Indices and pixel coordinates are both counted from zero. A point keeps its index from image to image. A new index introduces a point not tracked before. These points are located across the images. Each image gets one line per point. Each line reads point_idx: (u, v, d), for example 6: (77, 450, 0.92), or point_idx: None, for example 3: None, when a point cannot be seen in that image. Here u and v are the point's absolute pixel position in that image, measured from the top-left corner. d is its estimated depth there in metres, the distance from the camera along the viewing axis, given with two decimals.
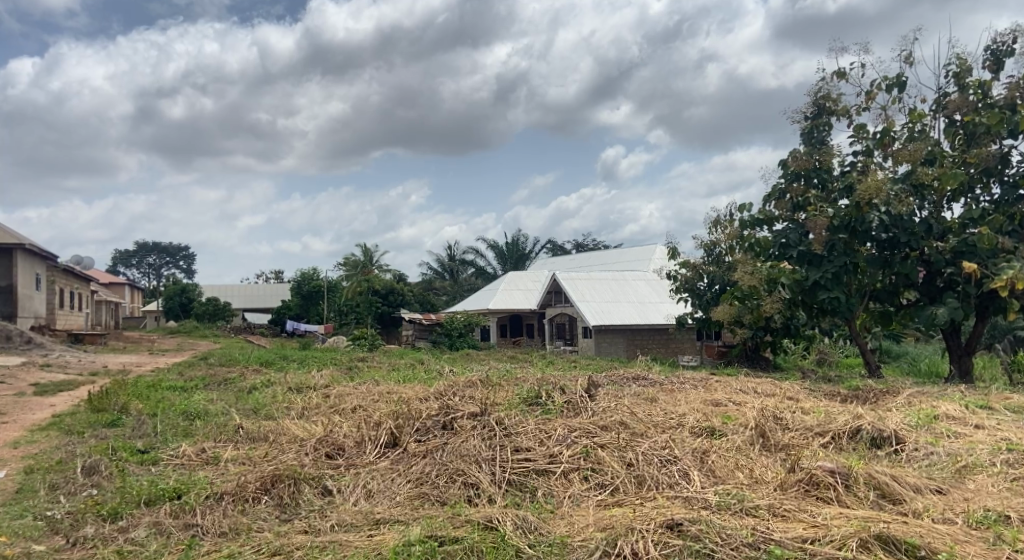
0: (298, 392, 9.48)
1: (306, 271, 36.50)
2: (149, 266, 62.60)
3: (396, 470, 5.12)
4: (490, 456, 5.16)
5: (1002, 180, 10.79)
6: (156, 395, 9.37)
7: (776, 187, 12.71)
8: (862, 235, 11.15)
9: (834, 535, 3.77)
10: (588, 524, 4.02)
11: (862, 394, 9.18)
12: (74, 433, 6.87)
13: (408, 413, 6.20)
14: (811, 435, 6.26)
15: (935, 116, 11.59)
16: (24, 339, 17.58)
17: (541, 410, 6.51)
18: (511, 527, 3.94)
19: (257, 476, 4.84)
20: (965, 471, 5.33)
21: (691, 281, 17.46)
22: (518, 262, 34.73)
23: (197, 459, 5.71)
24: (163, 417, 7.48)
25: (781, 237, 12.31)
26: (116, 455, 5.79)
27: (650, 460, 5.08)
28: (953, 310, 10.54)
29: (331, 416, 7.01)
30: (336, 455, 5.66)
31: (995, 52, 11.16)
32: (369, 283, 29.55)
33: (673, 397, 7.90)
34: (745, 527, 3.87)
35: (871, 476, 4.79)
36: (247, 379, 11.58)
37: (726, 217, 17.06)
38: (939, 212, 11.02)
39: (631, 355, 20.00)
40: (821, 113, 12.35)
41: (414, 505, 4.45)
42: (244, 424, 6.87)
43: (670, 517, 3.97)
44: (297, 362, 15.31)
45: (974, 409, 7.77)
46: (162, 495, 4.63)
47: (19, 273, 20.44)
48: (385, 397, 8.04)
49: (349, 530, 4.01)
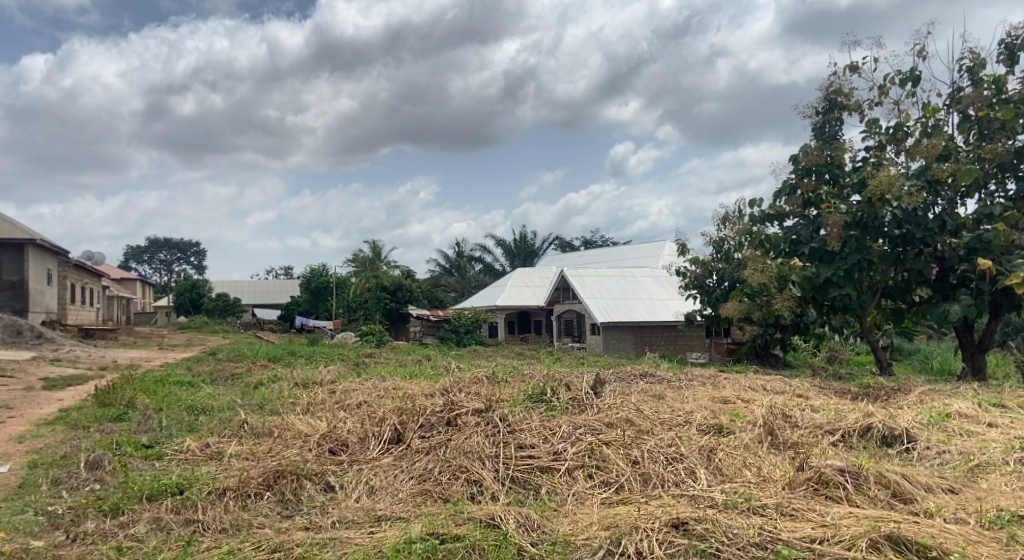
0: (305, 387, 9.47)
1: (315, 267, 36.52)
2: (161, 262, 63.10)
3: (399, 466, 5.09)
4: (493, 452, 5.12)
5: (1017, 176, 10.63)
6: (163, 390, 9.36)
7: (786, 183, 12.59)
8: (874, 231, 11.01)
9: (843, 535, 3.70)
10: (591, 523, 3.96)
11: (873, 392, 9.06)
12: (79, 427, 6.85)
13: (413, 409, 6.16)
14: (821, 433, 6.18)
15: (948, 111, 11.42)
16: (34, 335, 17.67)
17: (546, 407, 6.48)
18: (513, 525, 3.88)
19: (260, 472, 4.82)
20: (978, 471, 5.23)
21: (701, 278, 17.34)
22: (526, 258, 34.76)
23: (201, 455, 5.68)
24: (168, 412, 7.44)
25: (792, 233, 12.10)
26: (120, 450, 5.76)
27: (656, 458, 5.02)
28: (966, 307, 10.39)
29: (336, 412, 6.96)
30: (339, 451, 5.63)
31: (1010, 46, 10.97)
32: (376, 279, 29.36)
33: (680, 394, 7.85)
34: (751, 526, 3.80)
35: (881, 475, 4.70)
36: (254, 374, 11.57)
37: (735, 213, 16.95)
38: (953, 208, 10.82)
39: (639, 352, 19.90)
40: (832, 108, 12.21)
41: (416, 502, 4.41)
42: (249, 419, 6.84)
43: (675, 516, 3.90)
44: (305, 357, 15.27)
45: (988, 407, 7.67)
46: (164, 491, 4.60)
47: (30, 267, 20.53)
48: (390, 393, 8.03)
49: (350, 528, 3.97)
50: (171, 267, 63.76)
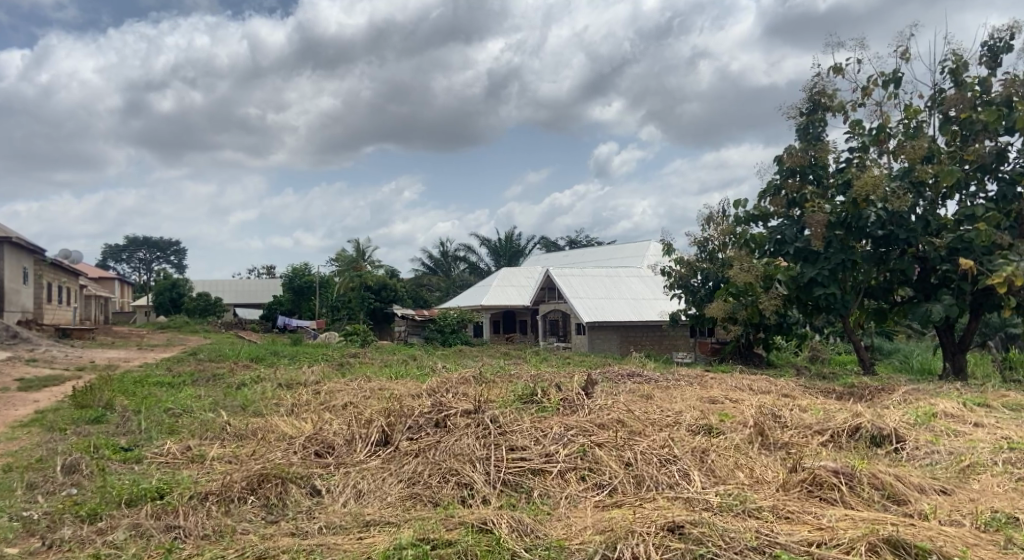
0: (288, 388, 9.29)
1: (297, 266, 36.10)
2: (140, 262, 62.25)
3: (387, 470, 4.97)
4: (484, 455, 5.01)
5: (998, 177, 10.69)
6: (142, 391, 9.19)
7: (771, 183, 12.61)
8: (857, 231, 11.04)
9: (841, 539, 3.64)
10: (586, 526, 3.87)
11: (858, 391, 9.08)
12: (55, 430, 6.67)
13: (401, 410, 6.05)
14: (809, 434, 6.12)
15: (931, 112, 11.48)
16: (10, 334, 17.30)
17: (536, 408, 6.37)
18: (506, 529, 3.79)
19: (243, 476, 4.69)
20: (969, 471, 5.20)
21: (685, 278, 17.32)
22: (512, 258, 34.68)
23: (181, 458, 5.53)
24: (147, 414, 7.27)
25: (776, 233, 12.15)
26: (99, 453, 5.60)
27: (649, 460, 4.94)
28: (948, 307, 10.45)
29: (322, 414, 6.84)
30: (325, 453, 5.50)
31: (993, 48, 11.05)
32: (361, 279, 29.13)
33: (668, 393, 7.79)
34: (747, 530, 3.73)
35: (874, 476, 4.67)
36: (236, 375, 11.38)
37: (719, 212, 17.01)
38: (935, 208, 10.86)
39: (624, 351, 19.90)
40: (816, 109, 12.25)
41: (406, 506, 4.30)
42: (231, 421, 6.71)
43: (671, 520, 3.83)
44: (287, 358, 15.09)
45: (973, 407, 7.68)
46: (144, 495, 4.45)
47: (5, 266, 20.11)
48: (376, 394, 7.93)
49: (338, 533, 3.86)
50: (151, 266, 62.94)
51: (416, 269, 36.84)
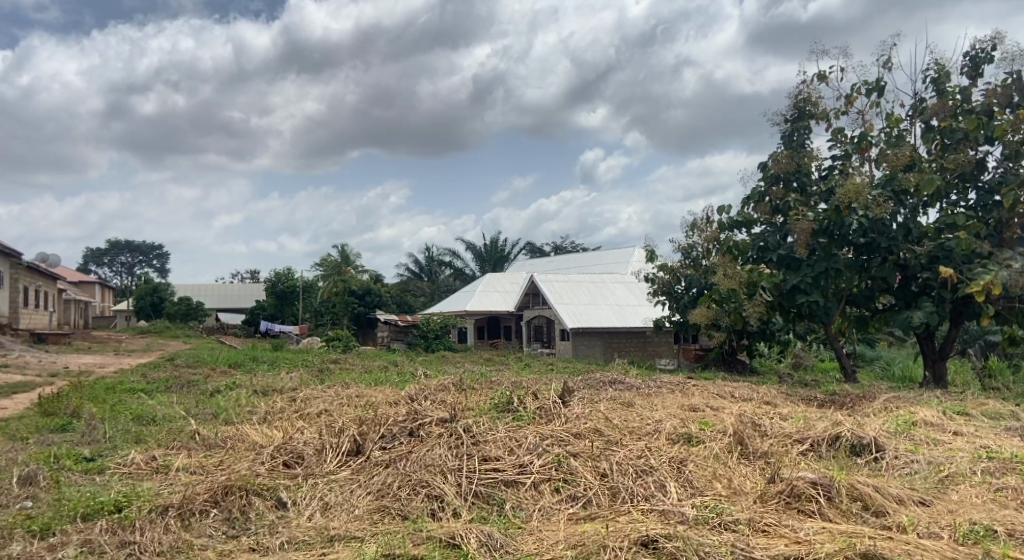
0: (263, 396, 9.10)
1: (280, 270, 35.78)
2: (121, 266, 61.60)
3: (357, 481, 4.85)
4: (456, 465, 4.89)
5: (978, 186, 10.75)
6: (112, 398, 8.95)
7: (755, 190, 12.57)
8: (840, 239, 10.99)
9: (818, 552, 3.54)
10: (557, 541, 3.77)
11: (839, 398, 9.02)
12: (17, 439, 6.47)
13: (374, 419, 5.89)
14: (789, 443, 6.05)
15: (912, 121, 11.53)
16: None
17: (513, 417, 6.26)
18: (475, 544, 3.67)
19: (206, 488, 4.55)
20: (947, 481, 5.16)
21: (669, 284, 17.29)
22: (497, 262, 34.56)
23: (146, 468, 5.37)
24: (114, 422, 7.07)
25: (759, 240, 12.07)
26: (58, 463, 5.42)
27: (624, 470, 4.85)
28: (929, 314, 10.40)
29: (295, 422, 6.68)
30: (294, 464, 5.36)
31: (975, 58, 11.10)
32: (345, 283, 28.89)
33: (649, 402, 7.68)
34: (723, 544, 3.64)
35: (853, 487, 4.60)
36: (212, 381, 11.13)
37: (703, 219, 16.91)
38: (916, 216, 10.83)
39: (608, 357, 19.89)
40: (801, 116, 12.26)
41: (373, 520, 4.17)
42: (200, 430, 6.52)
43: (645, 533, 3.73)
44: (267, 363, 14.90)
45: (953, 416, 7.65)
46: (101, 509, 4.29)
47: None
48: (353, 401, 7.75)
49: (300, 549, 3.72)
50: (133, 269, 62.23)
51: (401, 274, 36.65)
